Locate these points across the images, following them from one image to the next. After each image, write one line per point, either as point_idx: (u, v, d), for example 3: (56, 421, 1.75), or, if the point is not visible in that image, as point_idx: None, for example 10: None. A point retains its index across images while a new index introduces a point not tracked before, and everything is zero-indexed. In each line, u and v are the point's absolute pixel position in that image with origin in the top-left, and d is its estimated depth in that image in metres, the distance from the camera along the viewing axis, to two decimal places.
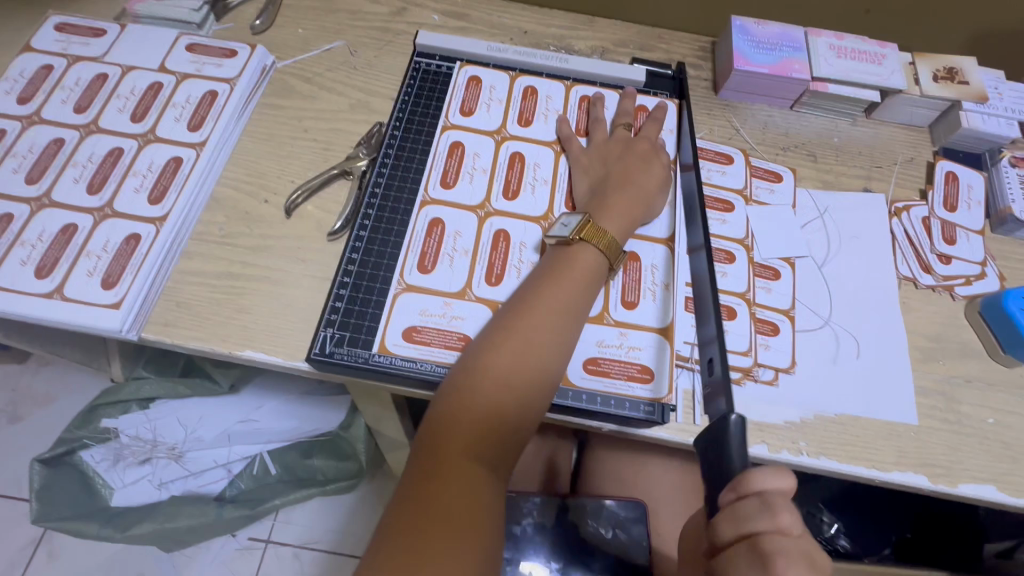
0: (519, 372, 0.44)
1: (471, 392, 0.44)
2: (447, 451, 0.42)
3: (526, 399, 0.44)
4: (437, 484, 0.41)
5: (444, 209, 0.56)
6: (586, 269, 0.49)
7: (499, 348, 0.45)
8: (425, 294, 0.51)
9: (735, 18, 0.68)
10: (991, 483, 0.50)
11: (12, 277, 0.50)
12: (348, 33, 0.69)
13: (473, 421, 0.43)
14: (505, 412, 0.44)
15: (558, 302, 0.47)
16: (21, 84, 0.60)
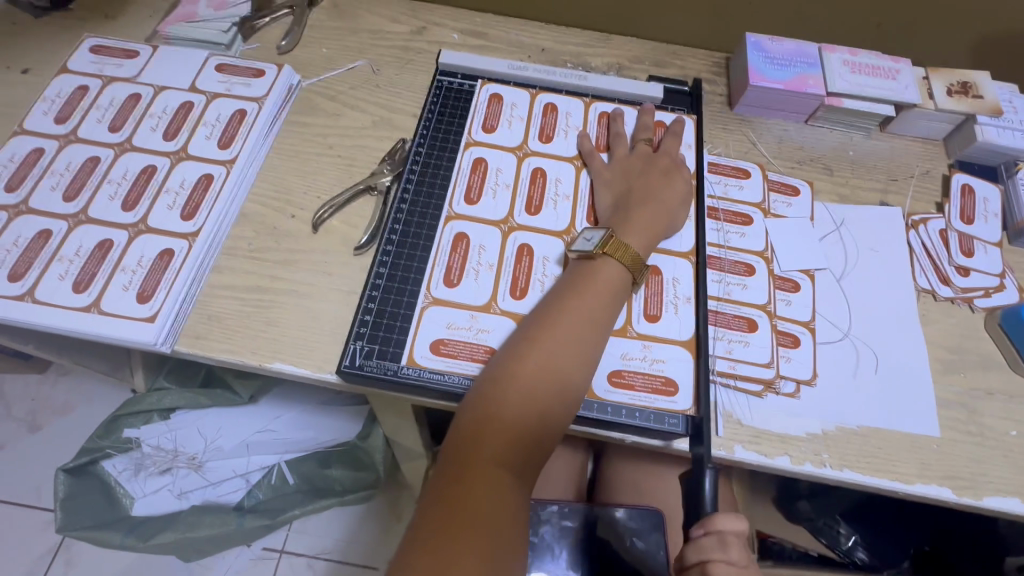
0: (545, 382, 0.45)
1: (497, 403, 0.44)
2: (479, 458, 0.42)
3: (553, 411, 0.45)
4: (462, 498, 0.40)
5: (468, 224, 0.57)
6: (610, 282, 0.50)
7: (525, 359, 0.46)
8: (450, 308, 0.53)
9: (750, 34, 0.70)
10: (1015, 495, 0.50)
11: (51, 292, 0.52)
12: (370, 52, 0.71)
13: (502, 431, 0.43)
14: (532, 423, 0.44)
15: (583, 313, 0.48)
16: (58, 104, 0.62)
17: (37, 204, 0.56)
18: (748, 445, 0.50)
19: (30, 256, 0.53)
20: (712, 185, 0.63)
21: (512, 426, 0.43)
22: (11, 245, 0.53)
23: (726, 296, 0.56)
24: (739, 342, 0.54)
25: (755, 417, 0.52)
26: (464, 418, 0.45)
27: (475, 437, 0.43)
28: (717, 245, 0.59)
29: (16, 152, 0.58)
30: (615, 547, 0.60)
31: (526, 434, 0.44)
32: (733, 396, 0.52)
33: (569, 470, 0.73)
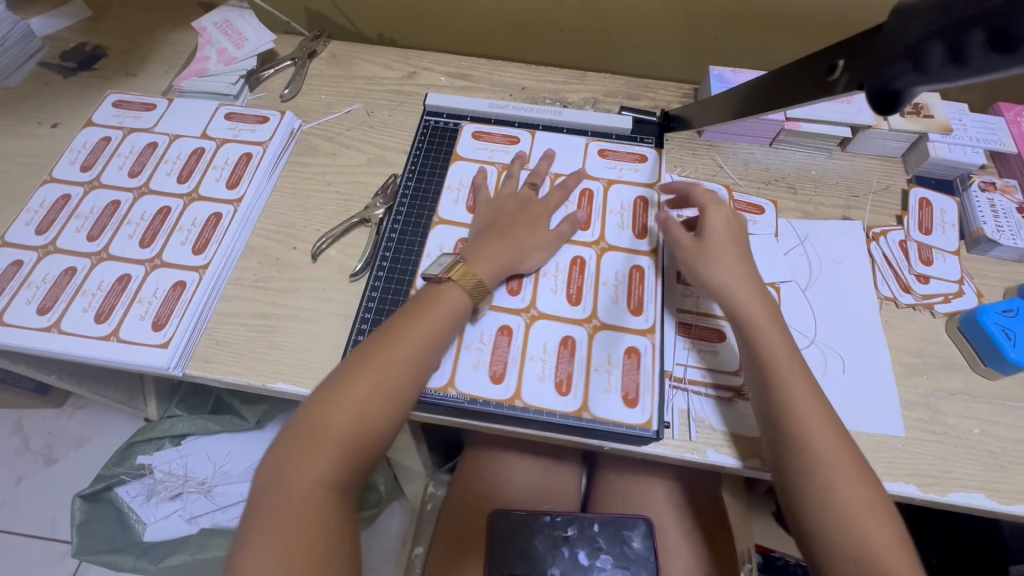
0: (444, 315, 0.53)
1: (402, 322, 0.52)
2: (336, 417, 0.47)
3: (379, 424, 0.48)
4: (287, 504, 0.44)
5: (456, 231, 0.63)
6: (445, 310, 0.53)
7: (384, 362, 0.50)
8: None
9: (713, 68, 0.75)
10: (980, 491, 0.52)
11: (75, 323, 0.57)
12: (365, 97, 0.78)
13: (357, 394, 0.48)
14: (362, 443, 0.47)
15: (412, 335, 0.51)
16: (84, 154, 0.68)
17: (64, 244, 0.61)
18: (720, 447, 0.53)
19: (57, 291, 0.58)
20: None
21: (403, 351, 0.50)
22: (40, 282, 0.59)
23: (697, 308, 0.60)
24: (710, 352, 0.58)
25: (726, 421, 0.54)
26: (377, 343, 0.51)
27: (348, 416, 0.47)
28: None
29: (46, 199, 0.64)
30: (604, 553, 0.65)
31: (416, 356, 0.51)
32: (704, 402, 0.55)
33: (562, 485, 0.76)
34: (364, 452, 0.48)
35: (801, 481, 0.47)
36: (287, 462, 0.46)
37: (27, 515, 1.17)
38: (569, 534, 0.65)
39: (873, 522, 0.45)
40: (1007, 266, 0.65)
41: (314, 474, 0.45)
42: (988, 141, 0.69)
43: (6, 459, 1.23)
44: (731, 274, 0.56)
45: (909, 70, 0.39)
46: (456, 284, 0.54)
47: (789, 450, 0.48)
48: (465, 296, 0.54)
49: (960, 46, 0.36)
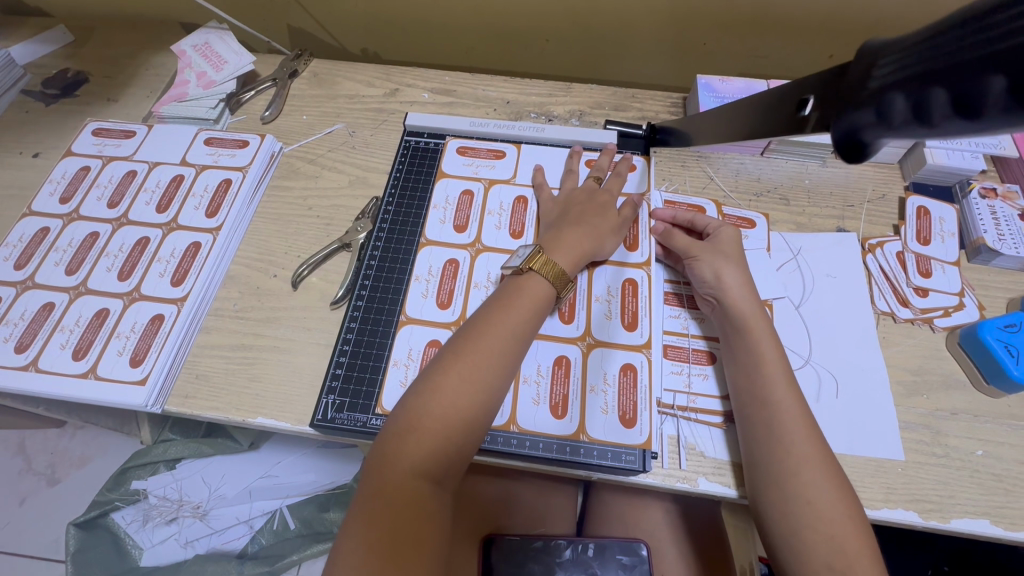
0: (532, 303, 0.51)
1: (488, 311, 0.51)
2: (433, 400, 0.45)
3: (474, 412, 0.46)
4: (387, 498, 0.42)
5: (441, 247, 0.62)
6: (535, 295, 0.52)
7: (479, 346, 0.48)
8: (428, 328, 0.57)
9: (702, 76, 0.73)
10: (984, 516, 0.50)
11: (52, 360, 0.56)
12: (346, 116, 0.76)
13: (456, 378, 0.46)
14: (456, 433, 0.45)
15: (506, 321, 0.50)
16: (63, 185, 0.68)
17: (42, 279, 0.61)
18: (711, 476, 0.51)
19: (34, 328, 0.58)
20: None
21: (493, 341, 0.48)
22: (19, 318, 0.58)
23: (685, 330, 0.58)
24: (699, 375, 0.56)
25: (718, 449, 0.53)
26: (469, 333, 0.49)
27: (444, 408, 0.45)
28: (675, 280, 0.61)
29: (25, 233, 0.64)
30: None
31: (508, 346, 0.49)
32: (696, 429, 0.53)
33: (557, 506, 0.74)
34: (464, 442, 0.45)
35: (778, 487, 0.46)
36: (383, 456, 0.44)
37: (30, 537, 1.17)
38: (563, 559, 0.65)
39: (848, 535, 0.44)
40: (1009, 276, 0.63)
41: (410, 469, 0.43)
42: (987, 145, 0.66)
43: (9, 480, 1.23)
44: (734, 283, 0.55)
45: (873, 119, 0.33)
46: (540, 274, 0.53)
47: (769, 455, 0.47)
48: (551, 285, 0.53)
49: (920, 102, 0.30)
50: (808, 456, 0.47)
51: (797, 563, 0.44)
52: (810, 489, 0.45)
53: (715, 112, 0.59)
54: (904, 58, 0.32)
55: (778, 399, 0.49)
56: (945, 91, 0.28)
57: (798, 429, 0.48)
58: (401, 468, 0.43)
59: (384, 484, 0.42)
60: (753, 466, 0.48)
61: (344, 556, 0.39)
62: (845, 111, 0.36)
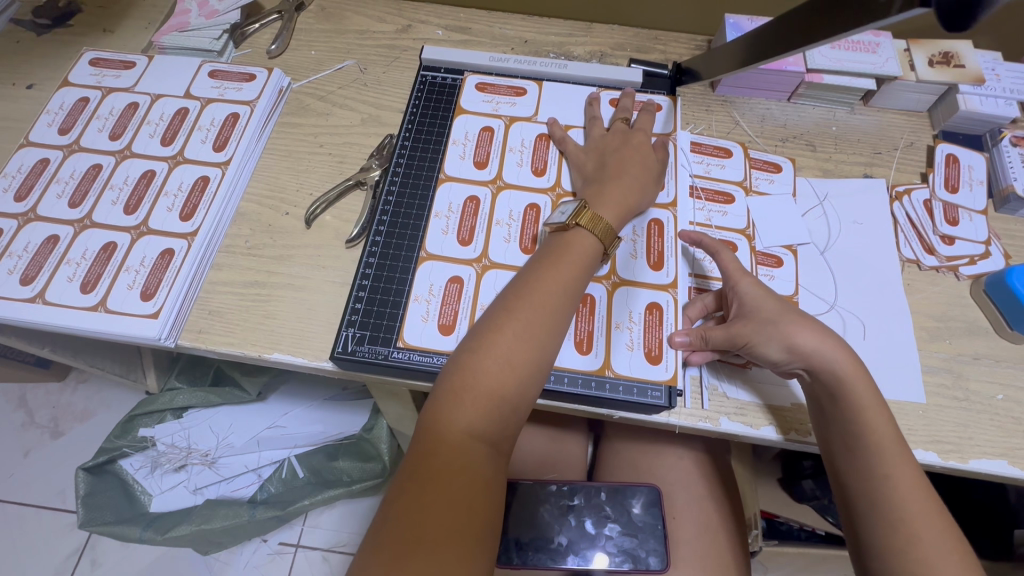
0: (582, 259, 0.49)
1: (539, 267, 0.49)
2: (486, 359, 0.44)
3: (527, 371, 0.44)
4: (441, 456, 0.41)
5: (461, 184, 0.60)
6: (585, 251, 0.50)
7: (531, 303, 0.46)
8: (448, 263, 0.55)
9: (730, 16, 0.70)
10: (1002, 457, 0.50)
11: (60, 293, 0.54)
12: (357, 52, 0.73)
13: (509, 336, 0.45)
14: (509, 393, 0.44)
15: (558, 279, 0.48)
16: (61, 116, 0.65)
17: (45, 211, 0.58)
18: (732, 416, 0.51)
19: (40, 260, 0.56)
20: (693, 165, 0.63)
21: (545, 299, 0.47)
22: (22, 251, 0.56)
23: (710, 272, 0.57)
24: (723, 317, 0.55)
25: (740, 389, 0.52)
26: (518, 292, 0.47)
27: (497, 367, 0.44)
28: (698, 223, 0.60)
29: (24, 164, 0.61)
30: (611, 522, 0.63)
31: (560, 305, 0.47)
32: (718, 370, 0.53)
33: (569, 454, 0.74)
34: (517, 402, 0.44)
35: (855, 471, 0.45)
36: (437, 414, 0.43)
37: (34, 487, 1.18)
38: (575, 503, 0.64)
39: (925, 516, 0.42)
40: None
41: (465, 428, 0.42)
42: (1021, 92, 0.65)
43: (11, 432, 1.23)
44: (812, 338, 0.47)
45: None
46: (588, 229, 0.50)
47: (840, 439, 0.46)
48: (596, 240, 0.50)
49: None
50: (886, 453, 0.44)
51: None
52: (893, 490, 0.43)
53: (760, 31, 0.56)
54: None
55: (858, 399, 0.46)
56: None
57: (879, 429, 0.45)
58: (455, 426, 0.42)
59: (439, 442, 0.42)
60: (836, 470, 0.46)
61: (398, 508, 0.38)
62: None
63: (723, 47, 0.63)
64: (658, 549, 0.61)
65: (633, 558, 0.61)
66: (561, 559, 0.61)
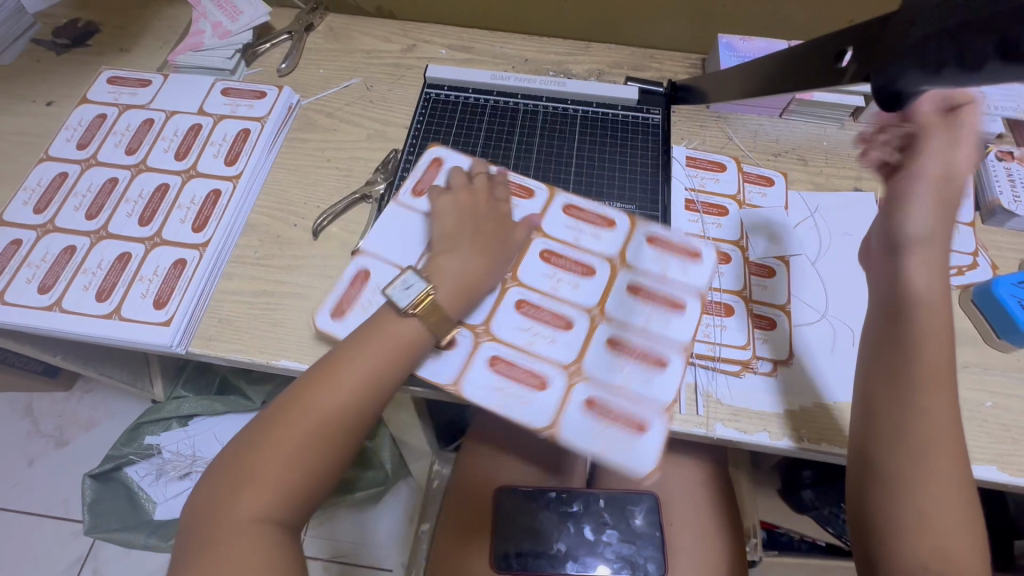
0: (389, 345, 0.50)
1: (345, 352, 0.49)
2: (253, 448, 0.45)
3: (291, 462, 0.45)
4: (213, 545, 0.42)
5: (405, 214, 0.61)
6: (395, 335, 0.50)
7: (317, 389, 0.47)
8: (388, 272, 0.58)
9: (722, 36, 0.73)
10: (991, 463, 0.51)
11: (76, 301, 0.56)
12: (363, 71, 0.76)
13: (281, 430, 0.46)
14: (298, 482, 0.45)
15: (338, 372, 0.48)
16: (79, 131, 0.67)
17: (62, 223, 0.61)
18: (726, 421, 0.53)
19: (57, 270, 0.58)
20: (688, 179, 0.66)
21: (344, 384, 0.48)
22: (40, 260, 0.58)
23: (663, 275, 0.58)
24: (718, 327, 0.57)
25: (735, 397, 0.54)
26: (308, 381, 0.48)
27: (262, 458, 0.45)
28: (694, 235, 0.62)
29: (43, 178, 0.64)
30: (609, 528, 0.64)
31: (352, 391, 0.48)
32: (713, 376, 0.55)
33: (568, 463, 0.75)
34: (304, 492, 0.46)
35: (897, 330, 0.46)
36: (201, 502, 0.45)
37: (40, 495, 1.19)
38: (573, 509, 0.65)
39: (934, 467, 0.43)
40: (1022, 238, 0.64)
41: (248, 516, 0.43)
42: (1005, 109, 0.67)
43: (18, 441, 1.24)
44: (925, 229, 0.45)
45: (916, 69, 0.41)
46: (420, 318, 0.51)
47: (880, 557, 0.43)
48: (419, 326, 0.51)
49: (965, 49, 0.37)
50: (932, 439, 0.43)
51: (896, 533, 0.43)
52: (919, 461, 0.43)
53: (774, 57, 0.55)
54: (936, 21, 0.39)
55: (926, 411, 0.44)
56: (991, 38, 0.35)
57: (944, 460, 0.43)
58: (255, 518, 0.43)
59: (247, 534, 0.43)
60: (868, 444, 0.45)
61: None
62: (881, 66, 0.43)
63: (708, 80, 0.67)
64: (656, 556, 0.62)
65: (632, 564, 0.62)
66: (560, 565, 0.62)
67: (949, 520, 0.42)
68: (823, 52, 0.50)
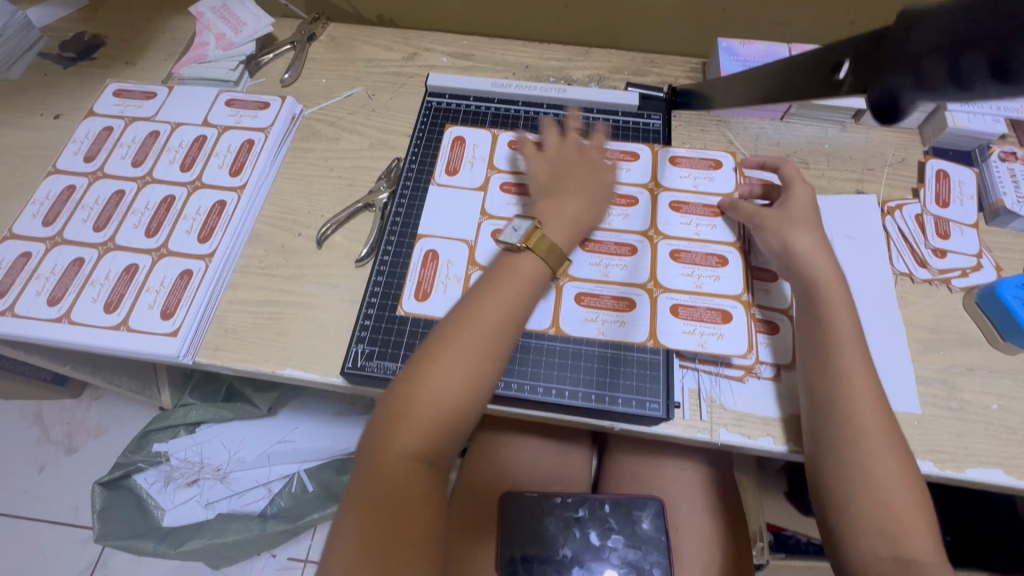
0: (524, 284, 0.53)
1: (481, 293, 0.52)
2: (420, 388, 0.47)
3: (445, 396, 0.47)
4: (381, 479, 0.44)
5: (450, 192, 0.64)
6: (526, 276, 0.53)
7: (458, 330, 0.49)
8: (442, 241, 0.61)
9: (722, 40, 0.73)
10: (998, 466, 0.51)
11: (84, 313, 0.57)
12: (366, 80, 0.76)
13: (442, 367, 0.48)
14: (452, 420, 0.47)
15: (486, 313, 0.50)
16: (87, 144, 0.68)
17: (71, 235, 0.62)
18: (731, 427, 0.53)
19: (66, 282, 0.59)
20: (680, 179, 0.64)
21: (485, 324, 0.50)
22: (49, 273, 0.59)
23: (697, 288, 0.58)
24: (713, 333, 0.56)
25: (738, 402, 0.54)
26: (456, 321, 0.50)
27: (428, 395, 0.47)
28: (689, 239, 0.61)
29: (51, 191, 0.65)
30: (615, 532, 0.65)
31: (494, 333, 0.50)
32: (716, 381, 0.55)
33: (572, 467, 0.75)
34: (456, 427, 0.48)
35: (805, 316, 0.54)
36: (371, 444, 0.46)
37: (50, 502, 1.20)
38: (579, 514, 0.66)
39: (873, 431, 0.48)
40: None
41: (404, 452, 0.45)
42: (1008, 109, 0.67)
43: (28, 449, 1.25)
44: (807, 242, 0.56)
45: (911, 83, 0.35)
46: (535, 253, 0.54)
47: (837, 519, 0.47)
48: (541, 262, 0.54)
49: (959, 67, 0.31)
50: (854, 405, 0.49)
51: (851, 501, 0.47)
52: (847, 425, 0.48)
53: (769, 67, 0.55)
54: (943, 23, 0.32)
55: (852, 377, 0.49)
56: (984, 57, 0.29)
57: (872, 418, 0.48)
58: (420, 452, 0.46)
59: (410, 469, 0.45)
60: (815, 424, 0.50)
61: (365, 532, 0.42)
62: (883, 72, 0.38)
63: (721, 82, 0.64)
64: (661, 560, 0.63)
65: (637, 569, 0.63)
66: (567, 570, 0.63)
67: (891, 480, 0.46)
68: (823, 63, 0.47)
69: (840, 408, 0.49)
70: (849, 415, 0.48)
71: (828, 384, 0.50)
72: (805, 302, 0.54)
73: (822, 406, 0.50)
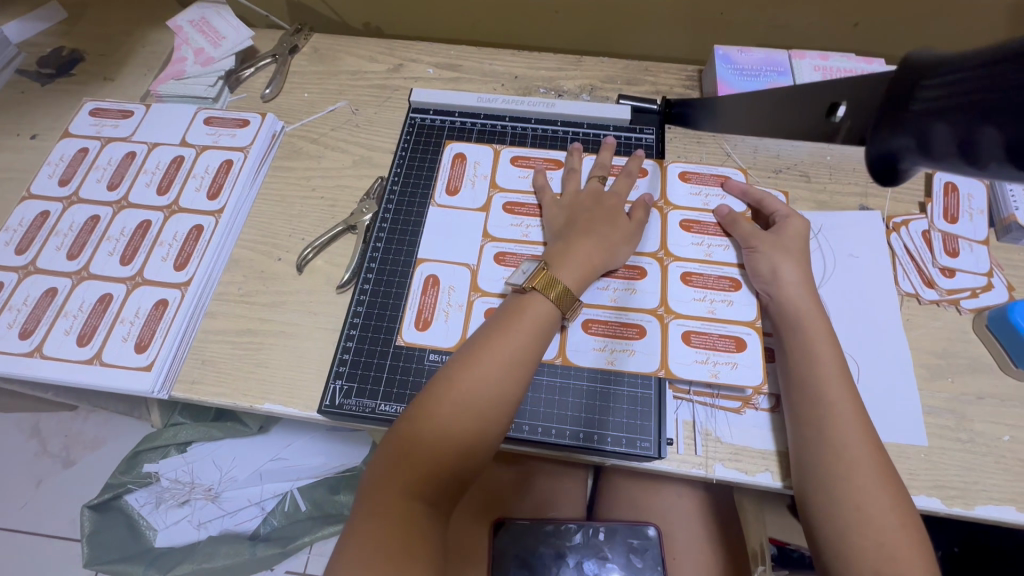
0: (533, 323, 0.50)
1: (493, 330, 0.49)
2: (426, 426, 0.45)
3: (451, 435, 0.45)
4: (377, 521, 0.41)
5: (448, 213, 0.62)
6: (540, 315, 0.50)
7: (469, 367, 0.47)
8: (442, 266, 0.59)
9: (718, 47, 0.70)
10: (1009, 503, 0.49)
11: (57, 346, 0.55)
12: (349, 93, 0.74)
13: (448, 405, 0.45)
14: (457, 463, 0.45)
15: (498, 349, 0.48)
16: (61, 167, 0.66)
17: (44, 264, 0.60)
18: (727, 462, 0.51)
19: (38, 314, 0.57)
20: (691, 198, 0.62)
21: (496, 359, 0.47)
22: (21, 304, 0.57)
23: (710, 314, 0.56)
24: (726, 363, 0.53)
25: (735, 435, 0.52)
26: (467, 356, 0.48)
27: (435, 434, 0.45)
28: (698, 260, 0.58)
29: (25, 217, 0.63)
30: (610, 562, 0.63)
31: (505, 369, 0.47)
32: (711, 414, 0.53)
33: (566, 491, 0.72)
34: (460, 472, 0.45)
35: (786, 342, 0.51)
36: (371, 482, 0.44)
37: (46, 517, 1.19)
38: (573, 542, 0.63)
39: (860, 460, 0.45)
40: None
41: (403, 494, 0.42)
42: None
43: (25, 463, 1.25)
44: (796, 275, 0.54)
45: (912, 146, 0.33)
46: (544, 292, 0.51)
47: (832, 559, 0.43)
48: (554, 306, 0.51)
49: (973, 139, 0.28)
50: (837, 434, 0.46)
51: (842, 539, 0.43)
52: (830, 455, 0.45)
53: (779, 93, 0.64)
54: (949, 87, 0.30)
55: (831, 404, 0.47)
56: (1001, 134, 0.26)
57: (857, 448, 0.45)
58: (421, 497, 0.43)
59: (408, 515, 0.42)
60: (801, 457, 0.47)
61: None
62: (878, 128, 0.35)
63: (734, 99, 0.66)
64: None
65: None
66: None
67: (882, 515, 0.43)
68: (816, 103, 0.62)
69: (823, 437, 0.46)
70: (829, 444, 0.46)
71: (809, 411, 0.48)
72: (785, 327, 0.52)
73: (804, 436, 0.47)
